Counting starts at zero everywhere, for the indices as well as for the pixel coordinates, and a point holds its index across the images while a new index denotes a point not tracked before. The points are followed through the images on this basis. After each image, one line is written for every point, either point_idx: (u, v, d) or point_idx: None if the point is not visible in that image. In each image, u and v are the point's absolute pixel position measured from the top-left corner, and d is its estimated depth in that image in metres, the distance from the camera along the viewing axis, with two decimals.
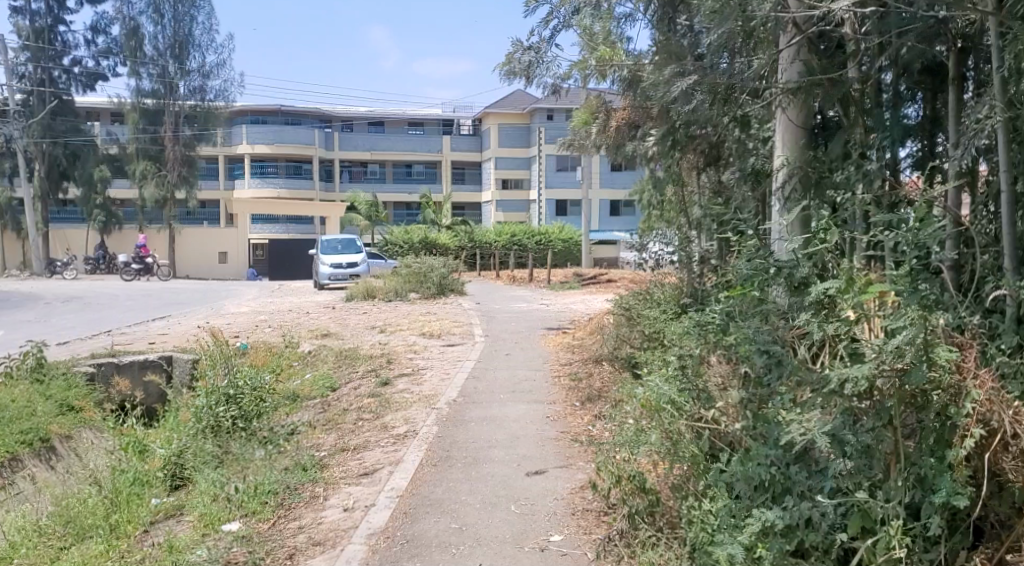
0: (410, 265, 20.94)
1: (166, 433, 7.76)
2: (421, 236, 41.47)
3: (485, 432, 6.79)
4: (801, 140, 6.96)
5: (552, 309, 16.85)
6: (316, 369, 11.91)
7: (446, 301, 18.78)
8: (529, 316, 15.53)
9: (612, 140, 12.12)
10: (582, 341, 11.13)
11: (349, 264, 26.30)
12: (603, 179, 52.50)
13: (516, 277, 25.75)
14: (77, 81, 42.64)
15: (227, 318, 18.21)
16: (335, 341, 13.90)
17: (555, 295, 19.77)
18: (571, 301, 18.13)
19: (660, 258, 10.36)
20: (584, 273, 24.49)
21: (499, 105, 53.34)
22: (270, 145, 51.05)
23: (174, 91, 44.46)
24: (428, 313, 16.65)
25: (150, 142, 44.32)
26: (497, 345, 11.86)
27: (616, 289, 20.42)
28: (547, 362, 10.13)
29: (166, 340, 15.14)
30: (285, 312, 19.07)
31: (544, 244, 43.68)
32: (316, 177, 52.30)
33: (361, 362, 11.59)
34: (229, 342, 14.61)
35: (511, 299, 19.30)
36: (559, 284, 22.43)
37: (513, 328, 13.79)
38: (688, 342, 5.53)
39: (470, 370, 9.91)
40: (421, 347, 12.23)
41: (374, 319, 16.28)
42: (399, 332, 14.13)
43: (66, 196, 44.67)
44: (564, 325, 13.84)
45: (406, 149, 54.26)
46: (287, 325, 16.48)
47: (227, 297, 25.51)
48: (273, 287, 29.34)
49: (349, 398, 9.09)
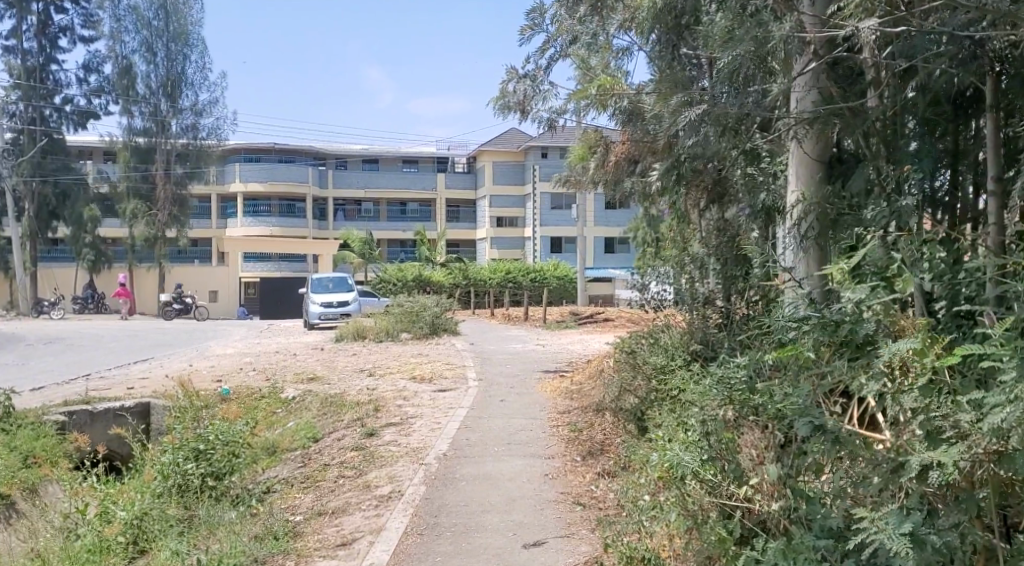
0: (402, 304, 20.36)
1: (129, 494, 7.07)
2: (415, 274, 40.97)
3: (477, 493, 6.18)
4: (818, 174, 6.54)
5: (548, 350, 16.27)
6: (300, 417, 11.26)
7: (438, 342, 18.16)
8: (525, 358, 14.92)
9: (610, 176, 11.70)
10: (580, 386, 10.57)
11: (339, 303, 25.70)
12: (598, 217, 52.21)
13: (510, 315, 25.18)
14: (68, 119, 42.34)
15: (211, 361, 17.54)
16: (320, 386, 13.25)
17: (551, 335, 19.18)
18: (568, 342, 17.55)
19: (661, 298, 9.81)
20: (580, 311, 23.93)
21: (493, 143, 53.20)
22: (263, 183, 50.67)
23: (166, 129, 44.18)
24: (419, 354, 16.02)
25: (141, 181, 43.90)
26: (491, 391, 11.25)
27: (614, 328, 19.86)
28: (544, 410, 9.53)
29: (145, 384, 14.49)
30: (271, 354, 18.41)
31: (540, 282, 43.18)
32: (310, 215, 51.93)
33: (348, 409, 10.95)
34: (211, 388, 13.95)
35: (506, 339, 18.69)
36: (555, 323, 21.87)
37: (508, 371, 13.19)
38: (710, 403, 5.38)
39: (462, 419, 9.29)
40: (410, 393, 11.59)
41: (363, 361, 15.65)
42: (388, 376, 13.49)
43: (56, 234, 44.12)
44: (561, 367, 13.25)
45: (400, 187, 53.99)
46: (272, 368, 15.84)
47: (215, 337, 24.85)
48: (262, 327, 28.67)
49: (331, 450, 8.47)
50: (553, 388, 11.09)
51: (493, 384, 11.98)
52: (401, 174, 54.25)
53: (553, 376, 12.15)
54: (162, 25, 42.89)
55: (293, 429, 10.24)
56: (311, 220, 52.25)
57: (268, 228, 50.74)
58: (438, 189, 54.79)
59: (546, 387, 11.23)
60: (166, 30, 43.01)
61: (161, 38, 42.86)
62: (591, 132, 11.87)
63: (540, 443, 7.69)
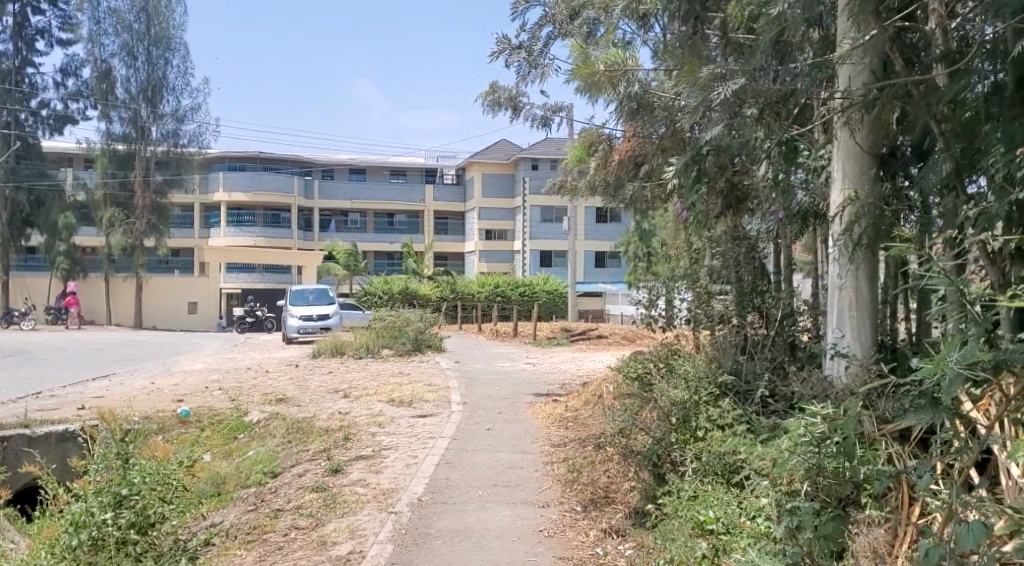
0: (384, 319, 19.14)
1: (30, 553, 5.76)
2: (401, 286, 39.80)
3: (453, 555, 5.02)
4: (870, 170, 5.51)
5: (539, 370, 15.10)
6: (263, 446, 10.06)
7: (421, 360, 16.96)
8: (515, 379, 13.74)
9: (612, 177, 10.71)
10: (576, 413, 9.53)
11: (320, 317, 24.48)
12: (589, 230, 51.17)
13: (499, 331, 24.03)
14: (44, 124, 40.95)
15: (176, 378, 16.27)
16: (289, 409, 12.02)
17: (542, 353, 18.02)
18: (560, 361, 16.38)
19: (673, 315, 8.97)
20: (572, 328, 22.80)
21: (483, 154, 52.12)
22: (247, 193, 49.33)
23: (146, 136, 42.89)
24: (400, 373, 14.82)
25: (119, 188, 42.45)
26: (478, 418, 10.06)
27: (608, 347, 18.70)
28: (536, 442, 8.40)
29: (97, 403, 13.18)
30: (242, 371, 17.15)
31: (529, 296, 42.02)
32: (295, 226, 50.65)
33: (315, 438, 9.76)
34: (170, 410, 12.70)
35: (493, 357, 17.52)
36: (546, 339, 20.71)
37: (496, 395, 11.97)
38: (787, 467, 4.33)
39: (443, 452, 8.10)
40: (386, 420, 10.37)
41: (340, 380, 14.42)
42: (365, 399, 12.27)
43: (29, 243, 42.71)
44: (555, 391, 12.05)
45: (387, 198, 52.80)
46: (240, 387, 14.59)
47: (188, 351, 23.49)
48: (239, 341, 27.40)
49: (289, 489, 7.26)
50: (547, 414, 9.97)
51: (479, 409, 10.79)
52: (389, 185, 53.07)
53: (546, 400, 11.03)
54: (143, 28, 41.68)
55: (252, 462, 9.03)
56: (297, 231, 50.99)
57: (252, 238, 49.21)
58: (427, 201, 53.63)
59: (540, 413, 10.11)
60: (147, 34, 41.79)
61: (142, 41, 41.65)
62: (592, 129, 10.83)
63: (535, 486, 6.61)
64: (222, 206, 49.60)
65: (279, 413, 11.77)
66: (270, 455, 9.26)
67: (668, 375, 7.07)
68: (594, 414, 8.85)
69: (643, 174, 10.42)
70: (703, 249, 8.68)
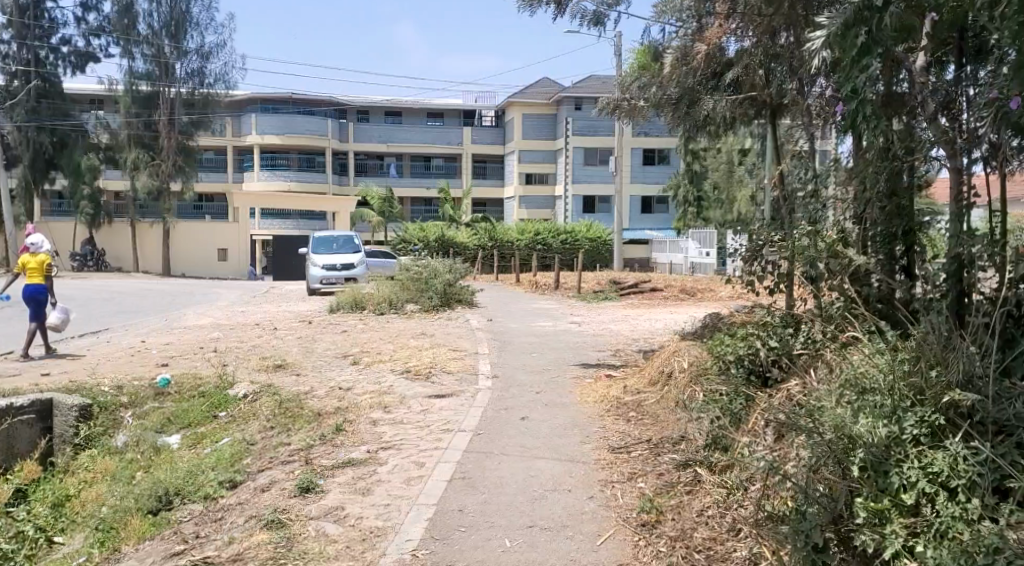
0: (410, 269, 17.02)
1: None
2: (437, 234, 37.66)
3: None
4: None
5: (586, 330, 12.85)
6: (242, 433, 7.95)
7: (450, 318, 14.79)
8: (557, 343, 11.48)
9: (699, 71, 8.94)
10: (640, 400, 7.34)
11: (344, 266, 22.35)
12: (636, 173, 48.43)
13: (538, 282, 21.81)
14: (66, 61, 39.20)
15: (172, 336, 14.30)
16: (284, 381, 9.91)
17: (588, 309, 15.73)
18: (611, 320, 14.07)
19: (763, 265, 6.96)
20: (622, 279, 20.40)
21: (524, 94, 49.23)
22: (280, 136, 47.16)
23: (170, 73, 40.82)
24: (423, 334, 12.66)
25: (144, 129, 40.71)
26: (516, 403, 7.75)
27: (663, 302, 16.38)
28: (587, 445, 6.16)
29: (66, 368, 11.24)
30: (249, 327, 15.13)
31: (571, 244, 39.63)
32: (331, 171, 48.62)
33: (302, 424, 7.58)
34: (149, 378, 10.70)
35: (531, 313, 15.27)
36: (591, 293, 18.41)
37: (537, 365, 9.69)
38: None
39: (459, 460, 5.90)
40: (396, 399, 8.13)
41: (353, 342, 12.32)
42: (375, 368, 10.11)
43: (53, 186, 41.28)
44: (610, 361, 9.75)
45: (424, 141, 50.39)
46: (240, 349, 12.57)
47: (202, 301, 21.60)
48: (260, 290, 25.51)
49: (234, 521, 5.10)
50: (600, 399, 7.64)
51: (517, 386, 8.59)
52: (426, 127, 50.61)
53: (595, 378, 8.65)
54: None
55: (220, 462, 6.92)
56: (332, 176, 49.02)
57: (285, 183, 47.33)
58: (465, 144, 51.14)
59: (591, 396, 7.80)
60: None
61: None
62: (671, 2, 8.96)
63: (594, 527, 4.54)
64: (256, 149, 47.63)
65: (272, 384, 9.67)
66: (242, 453, 7.11)
67: (806, 372, 5.07)
68: (667, 409, 6.68)
69: (743, 80, 8.83)
70: (829, 183, 6.71)
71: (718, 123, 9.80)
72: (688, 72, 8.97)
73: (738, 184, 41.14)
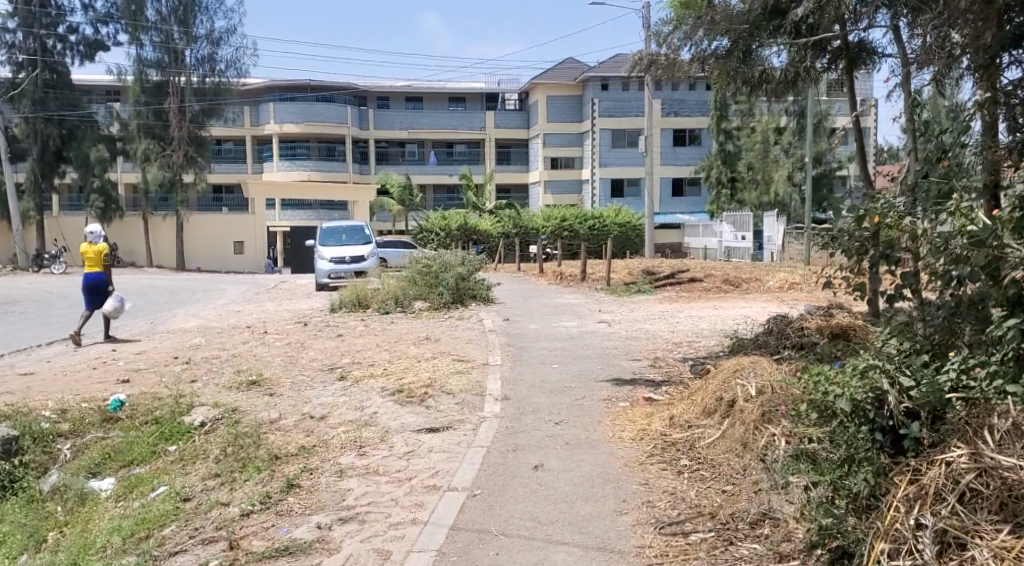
0: (420, 260, 15.33)
1: None
2: (460, 223, 36.36)
3: None
4: None
5: (618, 331, 11.01)
6: (180, 481, 6.24)
7: (461, 318, 13.00)
8: (583, 350, 9.64)
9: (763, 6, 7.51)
10: (694, 439, 5.62)
11: (353, 259, 20.67)
12: (666, 155, 46.28)
13: (563, 273, 19.95)
14: (74, 51, 37.92)
15: (149, 343, 12.68)
16: (252, 403, 8.21)
17: (620, 305, 13.85)
18: (648, 318, 12.19)
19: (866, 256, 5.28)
20: (656, 268, 18.47)
21: (548, 75, 47.16)
22: (300, 124, 45.64)
23: (179, 60, 39.46)
24: (428, 340, 10.90)
25: (155, 118, 39.44)
26: (530, 442, 5.98)
27: (705, 296, 14.48)
28: (629, 516, 4.43)
29: (10, 387, 9.63)
30: (237, 331, 13.47)
31: (600, 231, 37.54)
32: (351, 159, 47.06)
33: (251, 475, 5.85)
34: (100, 398, 9.06)
35: (554, 311, 13.43)
36: (622, 284, 16.52)
37: (555, 381, 7.91)
38: None
39: (441, 546, 4.14)
40: (375, 435, 6.33)
41: (345, 350, 10.58)
42: (363, 387, 8.36)
43: (64, 180, 40.05)
44: (649, 377, 7.91)
45: (446, 127, 48.56)
46: (218, 359, 10.91)
47: (201, 299, 20.02)
48: (266, 286, 23.90)
49: None
50: (638, 437, 5.86)
51: (532, 413, 6.82)
52: (448, 112, 48.80)
53: (631, 403, 6.88)
54: None
55: (134, 532, 5.19)
56: (352, 164, 47.44)
57: (305, 172, 45.81)
58: (488, 128, 49.31)
59: (627, 430, 6.05)
60: None
61: None
62: None
63: None
64: (274, 138, 46.12)
65: (240, 409, 8.00)
66: (166, 514, 5.38)
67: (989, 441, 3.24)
68: (737, 466, 4.91)
69: (815, 15, 7.28)
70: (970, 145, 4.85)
71: (775, 73, 8.53)
72: (748, 7, 7.53)
73: (774, 164, 39.30)
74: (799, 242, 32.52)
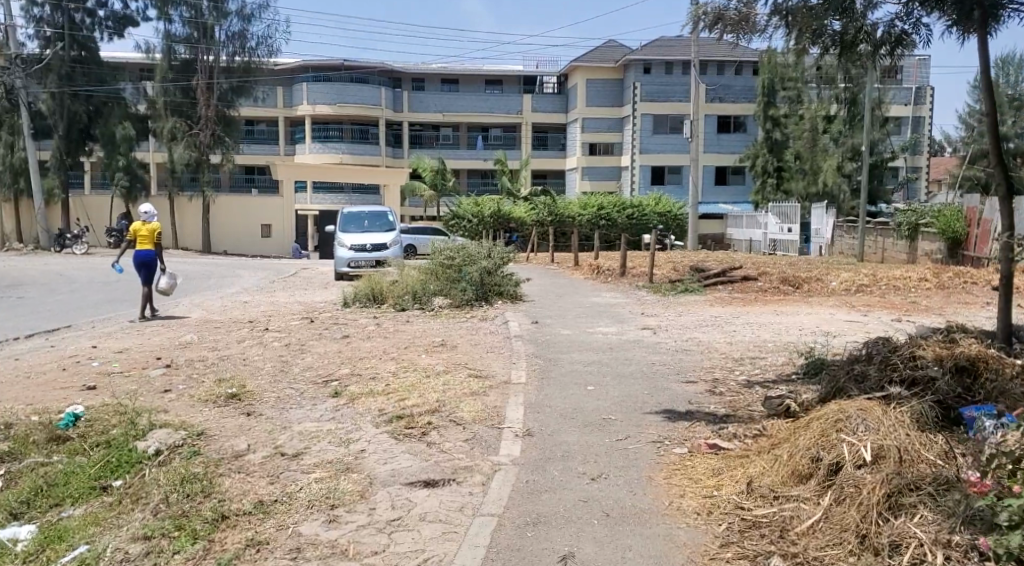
0: (443, 251, 13.88)
1: None
2: (493, 209, 34.85)
3: None
4: None
5: (665, 341, 9.40)
6: (104, 542, 4.80)
7: (485, 320, 11.49)
8: (625, 366, 8.08)
9: None
10: (787, 518, 4.09)
11: (375, 247, 19.27)
12: (710, 142, 44.23)
13: (600, 267, 18.31)
14: (102, 26, 37.03)
15: (137, 338, 11.36)
16: (223, 428, 6.78)
17: (664, 308, 12.20)
18: (700, 325, 10.56)
19: None
20: (705, 264, 16.73)
21: (588, 57, 45.34)
22: (333, 106, 44.36)
23: (209, 36, 38.39)
24: (442, 347, 9.40)
25: (183, 97, 38.46)
26: (558, 511, 4.42)
27: (762, 299, 12.76)
28: None
29: None
30: (238, 326, 12.12)
31: (638, 220, 35.84)
32: (384, 142, 45.69)
33: (182, 546, 4.40)
34: (55, 410, 7.70)
35: (591, 312, 11.85)
36: (665, 282, 14.87)
37: (589, 413, 6.34)
38: None
39: None
40: (353, 490, 4.86)
41: (345, 356, 9.13)
42: (357, 410, 6.90)
43: (90, 158, 39.22)
44: (712, 411, 6.29)
45: (481, 111, 46.98)
46: (203, 361, 9.53)
47: (213, 285, 18.72)
48: (287, 273, 22.58)
49: None
50: (704, 510, 4.33)
51: (563, 460, 5.25)
52: (483, 96, 47.21)
53: (690, 451, 5.31)
54: None
55: None
56: (385, 148, 46.08)
57: (337, 154, 44.53)
58: (525, 113, 47.67)
59: (685, 497, 4.52)
60: None
61: None
62: None
63: None
64: (306, 120, 44.93)
65: (205, 438, 6.58)
66: None
67: None
68: None
69: None
70: None
71: (873, 35, 6.99)
72: None
73: (824, 153, 36.93)
74: (849, 236, 30.41)
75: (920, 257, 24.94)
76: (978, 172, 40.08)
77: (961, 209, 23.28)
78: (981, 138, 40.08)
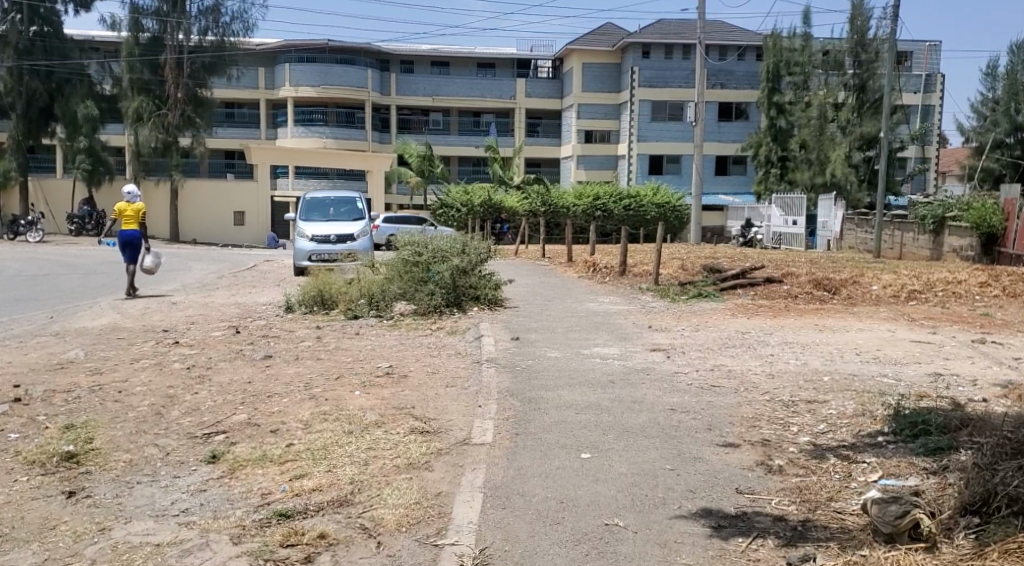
0: (406, 247, 11.44)
1: None
2: (483, 197, 32.47)
3: None
4: None
5: (688, 375, 6.95)
6: None
7: (452, 335, 9.08)
8: (634, 417, 5.68)
9: None
10: None
11: (339, 238, 16.85)
12: (711, 130, 41.79)
13: (596, 264, 15.88)
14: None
15: (11, 355, 8.86)
16: (16, 526, 4.34)
17: (676, 320, 9.80)
18: (728, 347, 8.12)
19: None
20: (721, 264, 14.25)
21: (584, 39, 42.89)
22: (317, 87, 41.69)
23: (180, 10, 35.88)
24: (386, 378, 6.99)
25: (150, 74, 35.86)
26: None
27: (799, 310, 10.36)
28: None
29: None
30: (147, 338, 9.67)
31: (636, 211, 33.33)
32: (370, 127, 43.07)
33: None
34: None
35: (588, 326, 9.44)
36: (673, 285, 12.49)
37: (584, 516, 3.97)
38: None
39: None
40: None
41: (251, 392, 6.68)
42: (228, 494, 4.53)
43: (51, 139, 36.49)
44: (779, 515, 3.94)
45: (472, 95, 44.48)
46: (66, 395, 7.06)
47: (155, 281, 16.19)
48: (247, 267, 20.03)
49: None
50: None
51: None
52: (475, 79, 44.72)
53: None
54: None
55: None
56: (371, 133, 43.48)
57: (320, 139, 41.71)
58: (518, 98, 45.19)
59: None
60: None
61: None
62: None
63: None
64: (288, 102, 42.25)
65: None
66: None
67: None
68: None
69: None
70: None
71: None
72: None
73: (831, 143, 34.28)
74: (861, 230, 27.97)
75: (946, 254, 22.53)
76: (993, 163, 37.62)
77: (998, 201, 20.83)
78: (995, 128, 37.53)
